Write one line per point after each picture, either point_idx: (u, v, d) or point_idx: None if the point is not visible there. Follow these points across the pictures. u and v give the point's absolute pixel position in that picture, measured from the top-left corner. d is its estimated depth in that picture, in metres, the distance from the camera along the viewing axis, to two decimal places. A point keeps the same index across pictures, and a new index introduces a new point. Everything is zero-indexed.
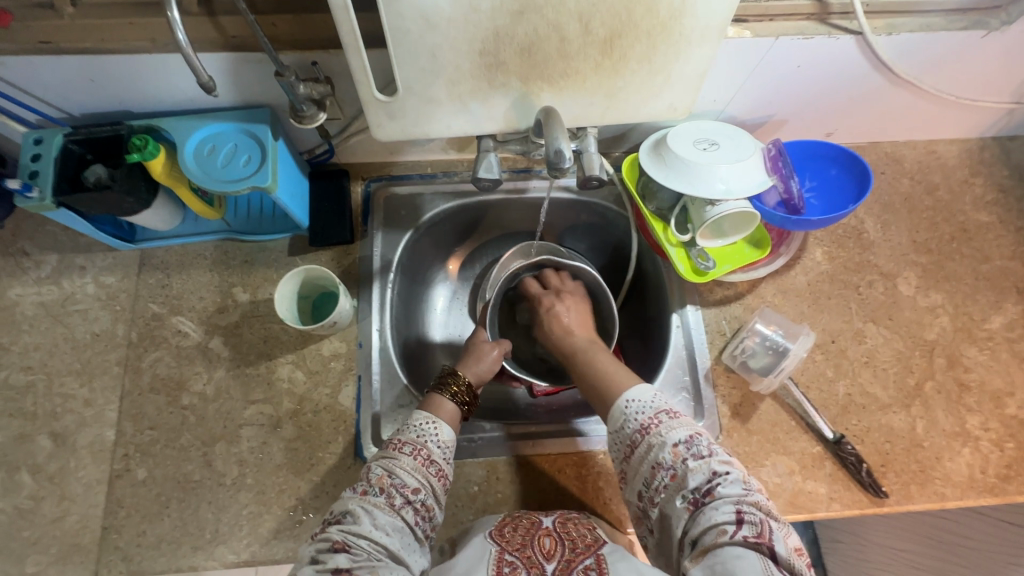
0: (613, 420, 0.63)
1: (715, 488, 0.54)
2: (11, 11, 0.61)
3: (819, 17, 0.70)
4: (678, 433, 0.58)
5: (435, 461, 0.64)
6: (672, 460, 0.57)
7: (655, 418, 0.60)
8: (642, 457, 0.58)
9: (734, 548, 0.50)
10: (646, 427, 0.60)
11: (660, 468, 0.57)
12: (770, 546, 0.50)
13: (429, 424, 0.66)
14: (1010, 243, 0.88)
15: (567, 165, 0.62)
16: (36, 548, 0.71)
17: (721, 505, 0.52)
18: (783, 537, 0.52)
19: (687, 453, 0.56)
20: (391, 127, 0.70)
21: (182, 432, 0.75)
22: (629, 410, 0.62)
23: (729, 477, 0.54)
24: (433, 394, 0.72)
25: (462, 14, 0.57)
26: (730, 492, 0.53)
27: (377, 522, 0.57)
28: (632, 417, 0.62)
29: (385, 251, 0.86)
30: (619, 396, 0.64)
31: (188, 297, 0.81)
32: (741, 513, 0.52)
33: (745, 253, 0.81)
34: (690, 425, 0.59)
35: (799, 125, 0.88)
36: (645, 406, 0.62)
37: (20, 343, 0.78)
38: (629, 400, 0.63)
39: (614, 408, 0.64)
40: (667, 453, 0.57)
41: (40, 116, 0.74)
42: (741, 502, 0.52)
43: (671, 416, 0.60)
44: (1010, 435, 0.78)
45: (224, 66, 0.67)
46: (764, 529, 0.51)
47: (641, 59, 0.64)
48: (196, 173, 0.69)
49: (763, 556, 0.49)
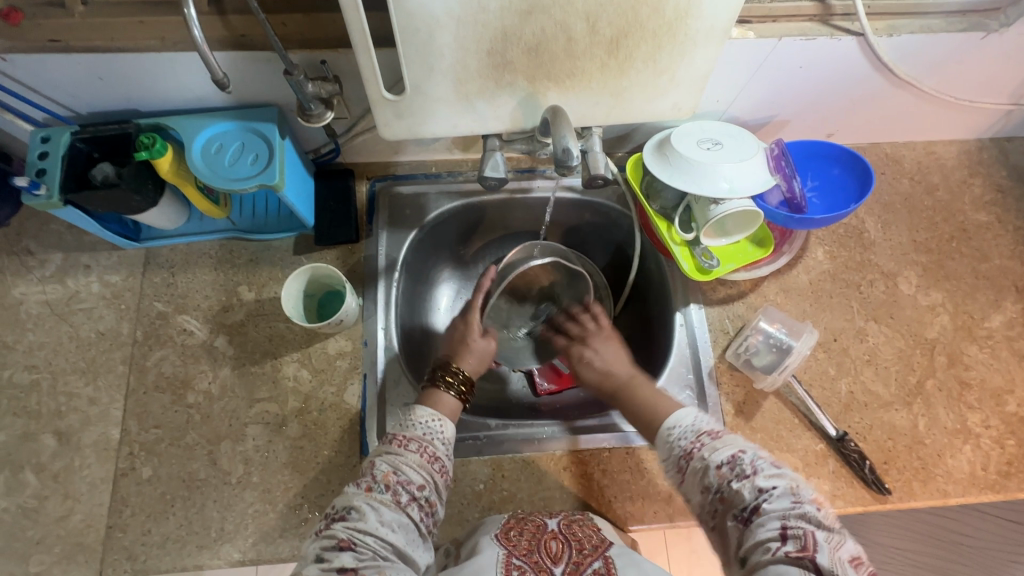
0: (661, 446, 0.62)
1: (762, 505, 0.52)
2: (23, 10, 0.62)
3: (821, 19, 0.71)
4: (721, 453, 0.57)
5: (439, 458, 0.64)
6: (717, 482, 0.56)
7: (698, 441, 0.59)
8: (690, 481, 0.58)
9: (778, 566, 0.48)
10: (691, 451, 0.59)
11: (707, 491, 0.56)
12: (816, 558, 0.48)
13: (435, 421, 0.66)
14: (1008, 242, 0.89)
15: (574, 163, 0.63)
16: (39, 548, 0.70)
17: (767, 523, 0.51)
18: (833, 549, 0.49)
19: (730, 474, 0.55)
20: (398, 126, 0.70)
21: (187, 431, 0.75)
22: (673, 433, 0.62)
23: (777, 493, 0.52)
24: (429, 389, 0.72)
25: (471, 13, 0.57)
26: (777, 508, 0.52)
27: (384, 519, 0.57)
28: (676, 442, 0.61)
29: (390, 250, 0.86)
30: (665, 422, 0.64)
31: (193, 296, 0.81)
32: (786, 529, 0.50)
33: (748, 251, 0.82)
34: (733, 443, 0.57)
35: (802, 126, 0.89)
36: (687, 429, 0.61)
37: (24, 342, 0.78)
38: (673, 424, 0.62)
39: (660, 433, 0.63)
40: (710, 475, 0.56)
41: (47, 114, 0.74)
42: (787, 519, 0.51)
43: (715, 436, 0.59)
44: (1010, 433, 0.78)
45: (232, 66, 0.68)
46: (811, 542, 0.49)
47: (646, 59, 0.65)
48: (204, 172, 0.69)
49: (808, 572, 0.47)
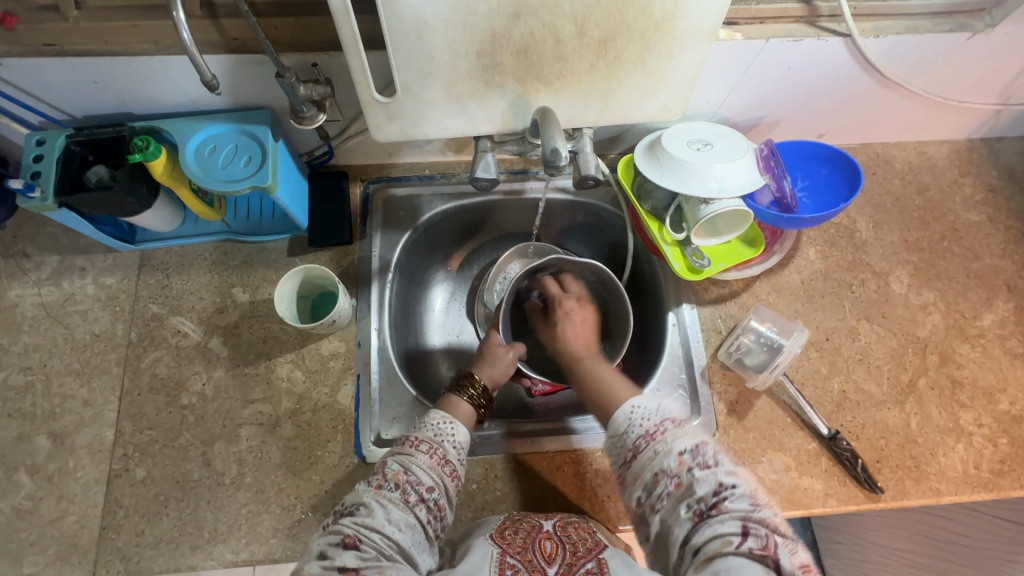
0: (616, 426, 0.63)
1: (722, 500, 0.54)
2: (18, 14, 0.62)
3: (808, 20, 0.71)
4: (684, 441, 0.58)
5: (450, 461, 0.64)
6: (677, 468, 0.57)
7: (660, 426, 0.61)
8: (646, 463, 0.58)
9: (738, 558, 0.51)
10: (652, 434, 0.61)
11: (664, 474, 0.57)
12: (775, 558, 0.51)
13: (447, 424, 0.67)
14: (1000, 241, 0.89)
15: (563, 163, 0.63)
16: (33, 549, 0.70)
17: (727, 518, 0.53)
18: (790, 552, 0.53)
19: (694, 463, 0.57)
20: (390, 128, 0.71)
21: (181, 431, 0.75)
22: (632, 416, 0.63)
23: (736, 490, 0.55)
24: (449, 395, 0.73)
25: (460, 16, 0.58)
26: (737, 506, 0.54)
27: (390, 518, 0.57)
28: (636, 423, 0.62)
29: (383, 252, 0.87)
30: (622, 403, 0.66)
31: (188, 297, 0.82)
32: (747, 527, 0.53)
33: (739, 251, 0.83)
34: (696, 433, 0.59)
35: (792, 127, 0.90)
36: (650, 413, 0.63)
37: (20, 344, 0.79)
38: (634, 406, 0.64)
39: (618, 414, 0.64)
40: (671, 460, 0.57)
41: (42, 118, 0.74)
42: (747, 518, 0.53)
43: (677, 424, 0.61)
44: (1003, 431, 0.79)
45: (226, 69, 0.68)
46: (769, 542, 0.52)
47: (634, 60, 0.66)
48: (199, 174, 0.70)
49: (769, 570, 0.51)
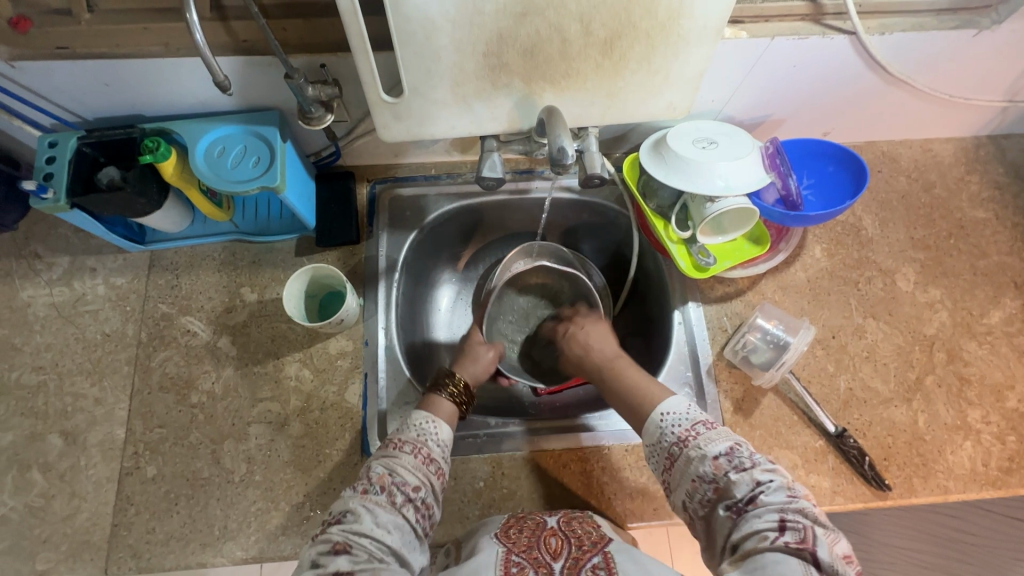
0: (650, 434, 0.63)
1: (757, 496, 0.54)
2: (31, 18, 0.64)
3: (813, 18, 0.72)
4: (718, 445, 0.58)
5: (434, 460, 0.65)
6: (712, 472, 0.57)
7: (693, 430, 0.61)
8: (683, 470, 0.58)
9: (776, 554, 0.50)
10: (685, 439, 0.60)
11: (702, 480, 0.57)
12: (813, 551, 0.50)
13: (429, 423, 0.67)
14: (1007, 238, 0.89)
15: (569, 162, 0.64)
16: (46, 546, 0.71)
17: (765, 514, 0.53)
18: (829, 540, 0.52)
19: (729, 465, 0.56)
20: (397, 128, 0.71)
21: (191, 430, 0.76)
22: (665, 422, 0.62)
23: (772, 485, 0.55)
24: (429, 394, 0.73)
25: (467, 16, 0.59)
26: (774, 500, 0.54)
27: (379, 521, 0.58)
28: (669, 430, 0.62)
29: (390, 251, 0.87)
30: (654, 409, 0.65)
31: (197, 297, 0.82)
32: (785, 521, 0.52)
33: (744, 249, 0.82)
34: (729, 435, 0.59)
35: (796, 125, 0.90)
36: (682, 417, 0.62)
37: (32, 344, 0.79)
38: (665, 412, 0.63)
39: (651, 421, 0.64)
40: (707, 465, 0.57)
41: (55, 120, 0.75)
42: (784, 510, 0.53)
43: (709, 427, 0.61)
44: (1011, 428, 0.78)
45: (235, 71, 0.69)
46: (808, 534, 0.51)
47: (640, 59, 0.66)
48: (207, 175, 0.71)
49: (808, 563, 0.50)
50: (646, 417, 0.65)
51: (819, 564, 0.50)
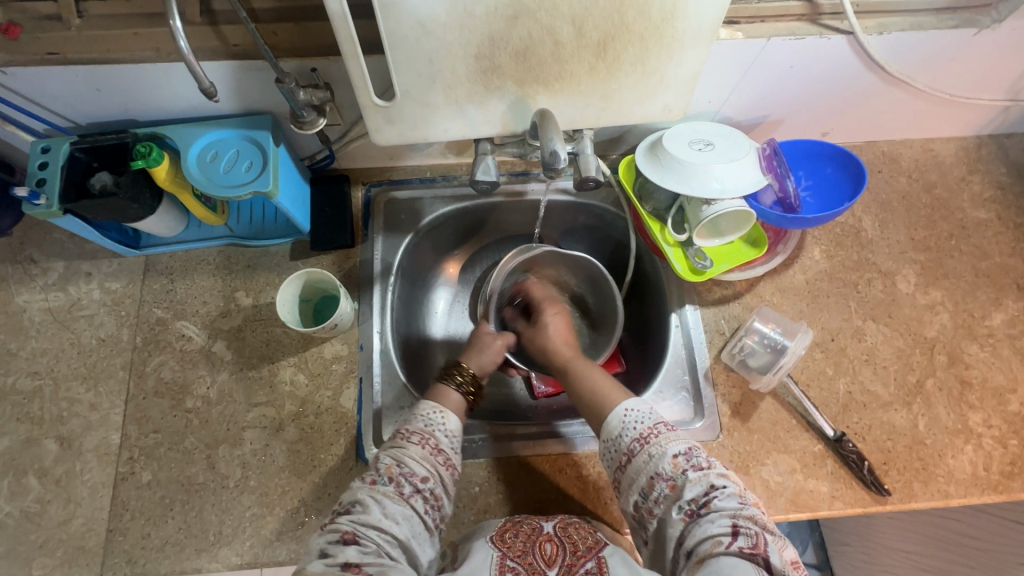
0: (609, 429, 0.64)
1: (713, 499, 0.55)
2: (21, 24, 0.63)
3: (810, 18, 0.71)
4: (677, 445, 0.60)
5: (443, 451, 0.64)
6: (671, 471, 0.58)
7: (654, 429, 0.62)
8: (641, 467, 0.60)
9: (731, 558, 0.50)
10: (645, 437, 0.62)
11: (659, 477, 0.58)
12: (765, 556, 0.52)
13: (437, 413, 0.67)
14: (1009, 239, 0.88)
15: (562, 166, 0.63)
16: (42, 551, 0.71)
17: (717, 518, 0.54)
18: (779, 550, 0.53)
19: (687, 464, 0.58)
20: (390, 131, 0.71)
21: (186, 434, 0.76)
22: (625, 420, 0.64)
23: (728, 490, 0.56)
24: (438, 384, 0.73)
25: (458, 19, 0.58)
26: (727, 505, 0.55)
27: (387, 511, 0.57)
28: (629, 427, 0.63)
29: (385, 254, 0.87)
30: (615, 406, 0.66)
31: (192, 302, 0.82)
32: (738, 526, 0.53)
33: (742, 252, 0.82)
34: (687, 436, 0.61)
35: (794, 125, 0.89)
36: (644, 415, 0.64)
37: (28, 349, 0.80)
38: (629, 408, 0.65)
39: (612, 416, 0.65)
40: (666, 463, 0.59)
41: (47, 125, 0.75)
42: (737, 516, 0.54)
43: (669, 428, 0.62)
44: (1013, 432, 0.77)
45: (227, 75, 0.69)
46: (760, 540, 0.52)
47: (634, 61, 0.65)
48: (200, 179, 0.70)
49: (758, 567, 0.51)
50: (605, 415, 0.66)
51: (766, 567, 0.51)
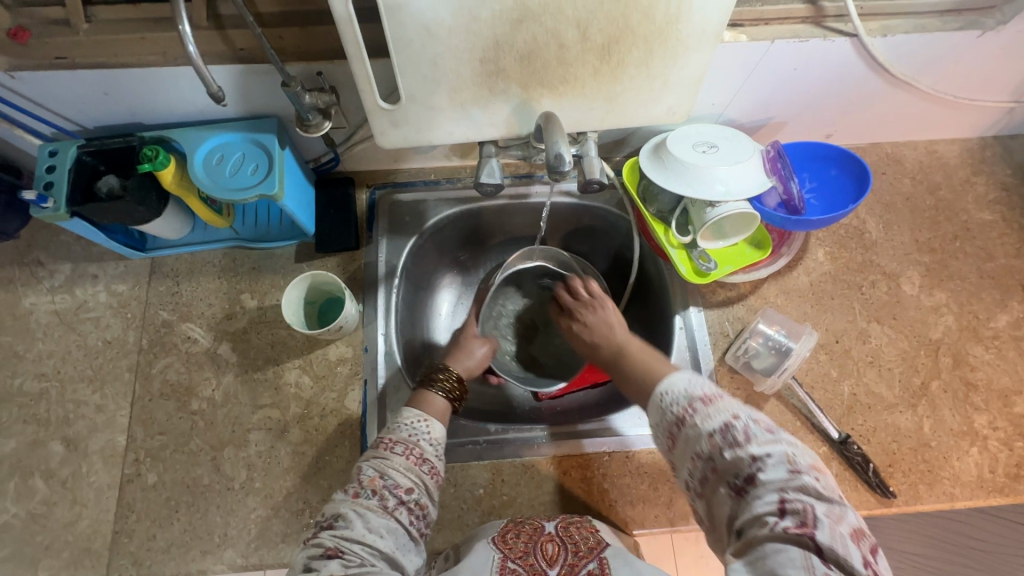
0: (651, 414, 0.58)
1: (757, 474, 0.48)
2: (30, 29, 0.64)
3: (814, 20, 0.71)
4: (715, 421, 0.52)
5: (427, 459, 0.64)
6: (709, 450, 0.51)
7: (690, 408, 0.54)
8: (683, 448, 0.54)
9: (774, 543, 0.44)
10: (683, 417, 0.55)
11: (699, 457, 0.52)
12: (817, 536, 0.44)
13: (421, 421, 0.67)
14: (1014, 241, 0.88)
15: (566, 169, 0.63)
16: (48, 553, 0.72)
17: (763, 494, 0.47)
18: (838, 521, 0.45)
19: (725, 443, 0.50)
20: (395, 134, 0.71)
21: (192, 436, 0.76)
22: (663, 401, 0.57)
23: (775, 461, 0.48)
24: (421, 389, 0.73)
25: (463, 23, 0.58)
26: (774, 479, 0.47)
27: (371, 525, 0.57)
28: (668, 408, 0.56)
29: (389, 257, 0.87)
30: (656, 388, 0.60)
31: (197, 304, 0.83)
32: (785, 502, 0.45)
33: (746, 254, 0.82)
34: (728, 409, 0.52)
35: (798, 127, 0.89)
36: (680, 394, 0.56)
37: (34, 351, 0.80)
38: (664, 390, 0.58)
39: (653, 400, 0.59)
40: (704, 443, 0.51)
41: (55, 129, 0.76)
42: (784, 490, 0.46)
43: (709, 401, 0.54)
44: (1019, 434, 0.77)
45: (233, 79, 0.69)
46: (812, 517, 0.44)
47: (638, 64, 0.65)
48: (206, 182, 0.70)
49: (809, 552, 0.43)
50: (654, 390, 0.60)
51: (819, 551, 0.43)
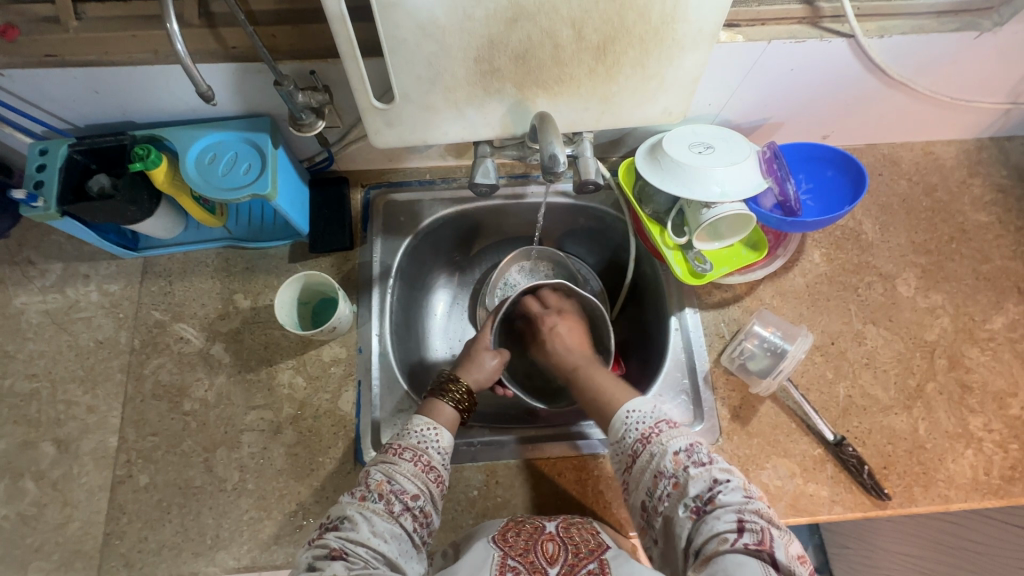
0: (614, 431, 0.65)
1: (715, 496, 0.55)
2: (18, 26, 0.63)
3: (810, 21, 0.71)
4: (679, 442, 0.60)
5: (435, 467, 0.64)
6: (673, 468, 0.59)
7: (655, 428, 0.62)
8: (645, 466, 0.60)
9: (735, 555, 0.50)
10: (648, 436, 0.62)
11: (662, 475, 0.59)
12: (770, 551, 0.52)
13: (430, 430, 0.67)
14: (1010, 242, 0.88)
15: (561, 169, 0.63)
16: (38, 555, 0.71)
17: (723, 513, 0.54)
18: (784, 544, 0.53)
19: (688, 461, 0.59)
20: (389, 134, 0.71)
21: (184, 437, 0.75)
22: (628, 419, 0.64)
23: (730, 486, 0.56)
24: (432, 399, 0.72)
25: (457, 22, 0.58)
26: (732, 499, 0.55)
27: (375, 530, 0.57)
28: (633, 427, 0.64)
29: (384, 257, 0.86)
30: (621, 407, 0.67)
31: (190, 304, 0.82)
32: (743, 521, 0.53)
33: (742, 255, 0.82)
34: (690, 434, 0.61)
35: (795, 128, 0.89)
36: (646, 416, 0.64)
37: (25, 351, 0.79)
38: (630, 410, 0.65)
39: (616, 419, 0.66)
40: (668, 461, 0.59)
41: (46, 127, 0.75)
42: (742, 510, 0.54)
43: (671, 426, 0.63)
44: (1013, 437, 0.77)
45: (225, 77, 0.68)
46: (765, 536, 0.53)
47: (634, 64, 0.65)
48: (199, 182, 0.70)
49: (763, 562, 0.50)
50: (612, 416, 0.67)
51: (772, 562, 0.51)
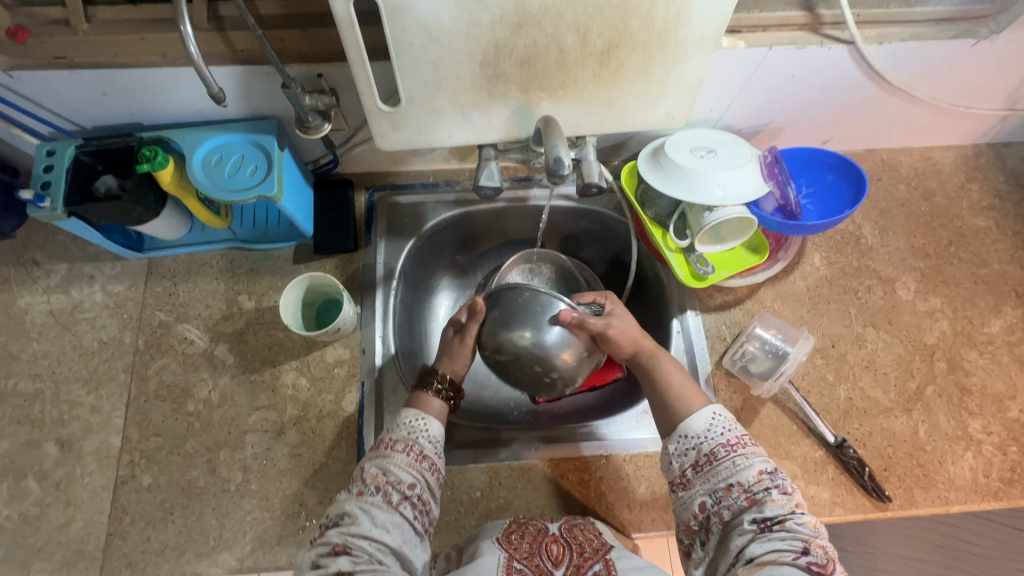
0: (692, 427, 0.63)
1: (787, 519, 0.55)
2: (29, 28, 0.64)
3: (811, 28, 0.72)
4: (761, 462, 0.60)
5: (428, 456, 0.64)
6: (751, 485, 0.58)
7: (740, 441, 0.62)
8: (721, 473, 0.60)
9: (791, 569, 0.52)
10: (730, 445, 0.61)
11: (739, 486, 0.58)
12: None
13: (418, 420, 0.66)
14: (1008, 247, 0.89)
15: (565, 172, 0.64)
16: (41, 555, 0.71)
17: (790, 535, 0.54)
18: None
19: (771, 484, 0.58)
20: (394, 137, 0.71)
21: (187, 438, 0.76)
22: (711, 422, 0.63)
23: (802, 515, 0.56)
24: (417, 392, 0.72)
25: (463, 26, 0.58)
26: (800, 528, 0.55)
27: (376, 521, 0.58)
28: (715, 433, 0.63)
29: (388, 258, 0.87)
30: (704, 407, 0.66)
31: (194, 305, 0.82)
32: (807, 548, 0.54)
33: (743, 258, 0.83)
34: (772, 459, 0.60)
35: (796, 132, 0.89)
36: (730, 427, 0.63)
37: (29, 351, 0.79)
38: (717, 414, 0.64)
39: (698, 416, 0.64)
40: (749, 475, 0.59)
41: (52, 128, 0.76)
42: (808, 539, 0.55)
43: (755, 445, 0.62)
44: (1012, 439, 0.78)
45: (233, 80, 0.69)
46: (826, 566, 0.53)
47: (638, 69, 0.66)
48: (205, 183, 0.70)
49: None
50: (689, 414, 0.65)
51: None
